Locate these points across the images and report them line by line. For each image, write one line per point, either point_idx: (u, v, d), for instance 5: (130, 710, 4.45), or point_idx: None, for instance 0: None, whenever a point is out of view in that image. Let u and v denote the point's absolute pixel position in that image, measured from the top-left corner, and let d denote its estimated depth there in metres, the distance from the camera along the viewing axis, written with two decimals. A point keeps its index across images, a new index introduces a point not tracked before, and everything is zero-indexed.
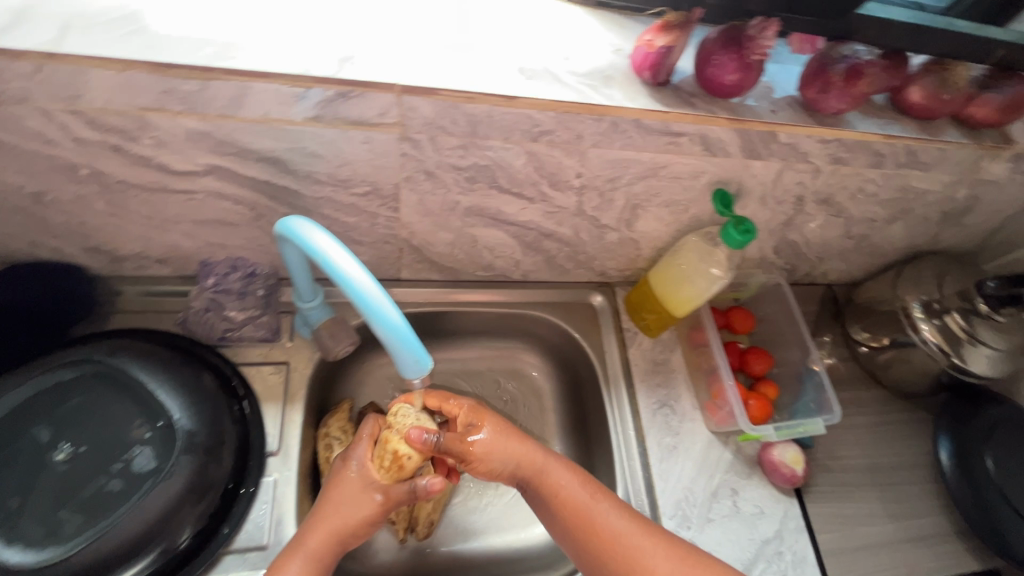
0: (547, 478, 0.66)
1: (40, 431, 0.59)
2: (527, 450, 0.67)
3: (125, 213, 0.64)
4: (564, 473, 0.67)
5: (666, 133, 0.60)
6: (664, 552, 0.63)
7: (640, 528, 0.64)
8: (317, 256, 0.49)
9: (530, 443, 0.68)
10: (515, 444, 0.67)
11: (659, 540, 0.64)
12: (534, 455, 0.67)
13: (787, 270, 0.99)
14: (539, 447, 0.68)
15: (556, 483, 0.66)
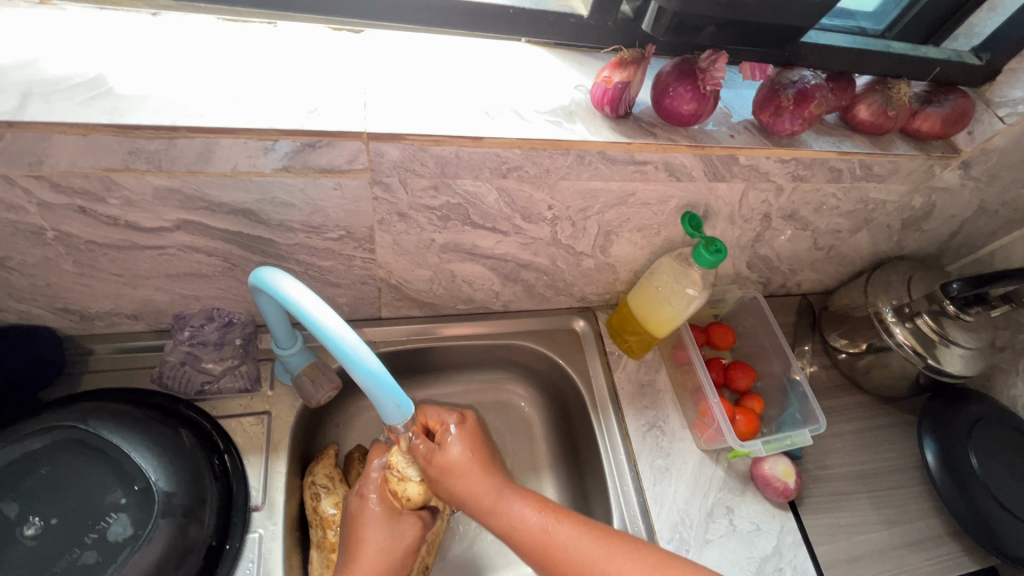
0: (504, 515, 0.62)
1: (7, 506, 0.56)
2: (483, 484, 0.64)
3: (93, 272, 0.63)
4: (519, 506, 0.63)
5: (632, 162, 0.61)
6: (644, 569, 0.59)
7: (613, 551, 0.60)
8: (292, 307, 0.48)
9: (485, 477, 0.64)
10: (466, 478, 0.64)
11: (638, 560, 0.59)
12: (486, 491, 0.63)
13: (762, 283, 1.01)
14: (491, 481, 0.64)
15: (513, 518, 0.62)
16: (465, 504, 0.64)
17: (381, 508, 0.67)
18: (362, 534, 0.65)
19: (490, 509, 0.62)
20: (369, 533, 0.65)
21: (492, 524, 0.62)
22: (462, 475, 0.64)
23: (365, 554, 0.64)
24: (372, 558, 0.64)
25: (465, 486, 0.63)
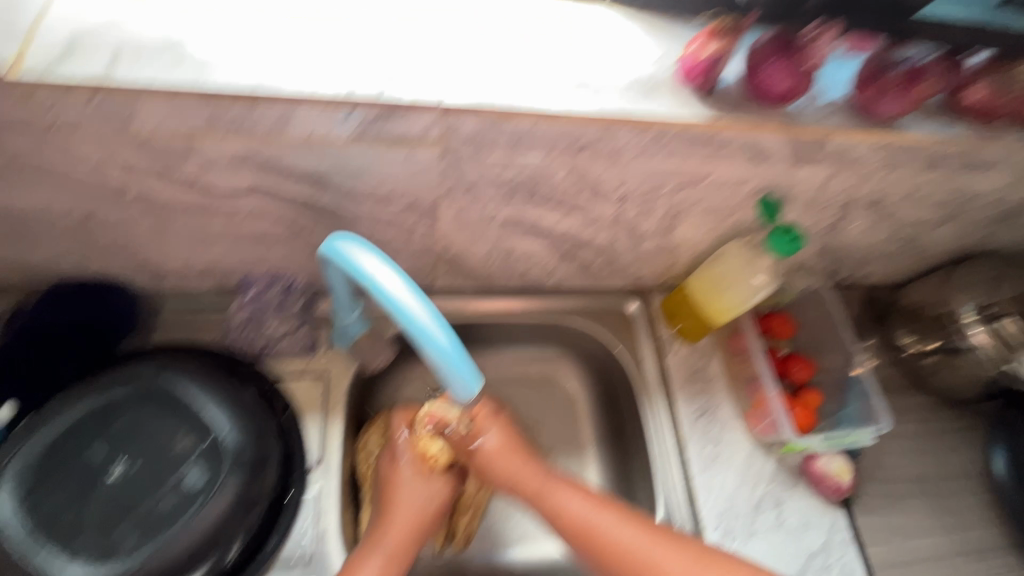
0: (548, 497, 0.64)
1: (97, 448, 0.60)
2: (528, 470, 0.66)
3: (168, 233, 0.65)
4: (562, 490, 0.64)
5: (713, 142, 0.58)
6: (683, 560, 0.57)
7: (650, 537, 0.59)
8: (364, 279, 0.48)
9: (531, 464, 0.67)
10: (511, 464, 0.67)
11: (677, 547, 0.58)
12: (532, 475, 0.66)
13: (828, 273, 0.96)
14: (539, 467, 0.67)
15: (557, 501, 0.63)
16: (512, 487, 0.67)
17: (412, 470, 0.69)
18: (395, 493, 0.67)
19: (535, 491, 0.65)
20: (404, 493, 0.67)
21: (537, 505, 0.64)
22: (506, 458, 0.68)
23: (400, 513, 0.65)
24: (406, 517, 0.65)
25: (512, 471, 0.67)
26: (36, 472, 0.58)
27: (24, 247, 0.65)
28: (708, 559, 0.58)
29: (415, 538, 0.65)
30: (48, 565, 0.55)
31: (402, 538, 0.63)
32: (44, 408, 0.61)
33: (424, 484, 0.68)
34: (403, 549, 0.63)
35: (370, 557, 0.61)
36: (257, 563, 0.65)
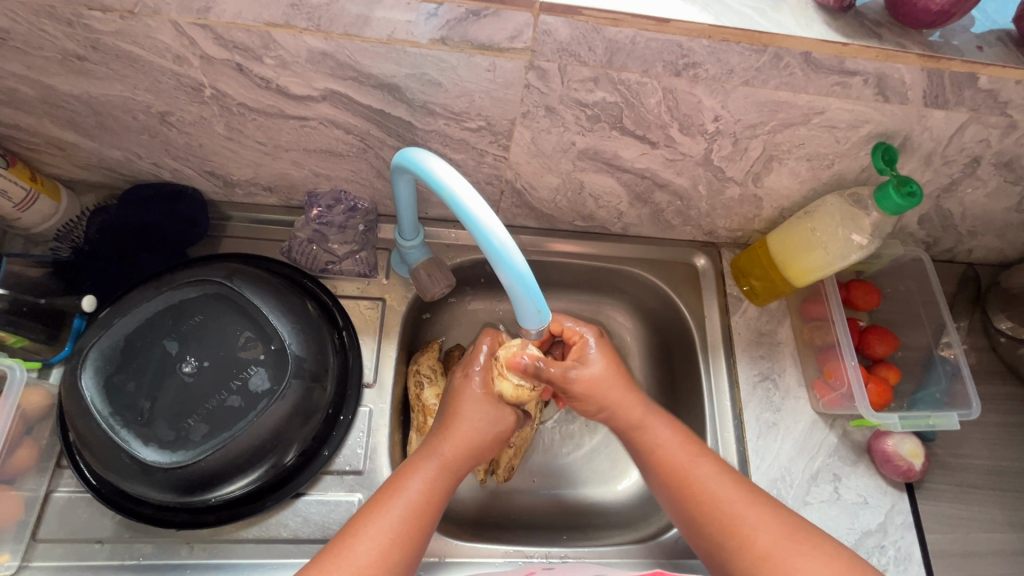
0: (648, 432, 0.67)
1: (169, 343, 0.62)
2: (632, 403, 0.69)
3: (241, 137, 0.64)
4: (664, 429, 0.67)
5: (837, 69, 0.52)
6: (771, 521, 0.58)
7: (742, 494, 0.61)
8: (443, 192, 0.46)
9: (634, 397, 0.69)
10: (617, 391, 0.69)
11: (767, 510, 0.60)
12: (635, 408, 0.69)
13: (927, 243, 0.86)
14: (642, 401, 0.69)
15: (656, 438, 0.67)
16: (612, 415, 0.69)
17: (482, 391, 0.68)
18: (459, 410, 0.67)
19: (636, 424, 0.68)
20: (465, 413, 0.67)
21: (635, 440, 0.68)
22: (611, 386, 0.70)
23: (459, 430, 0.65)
24: (463, 436, 0.65)
25: (614, 398, 0.69)
26: (114, 359, 0.61)
27: (106, 142, 0.66)
28: (793, 529, 0.58)
29: (470, 456, 0.65)
30: (124, 445, 0.58)
31: (456, 452, 0.64)
32: (122, 301, 0.64)
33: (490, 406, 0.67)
34: (456, 461, 0.63)
35: (422, 463, 0.62)
36: (310, 469, 0.68)
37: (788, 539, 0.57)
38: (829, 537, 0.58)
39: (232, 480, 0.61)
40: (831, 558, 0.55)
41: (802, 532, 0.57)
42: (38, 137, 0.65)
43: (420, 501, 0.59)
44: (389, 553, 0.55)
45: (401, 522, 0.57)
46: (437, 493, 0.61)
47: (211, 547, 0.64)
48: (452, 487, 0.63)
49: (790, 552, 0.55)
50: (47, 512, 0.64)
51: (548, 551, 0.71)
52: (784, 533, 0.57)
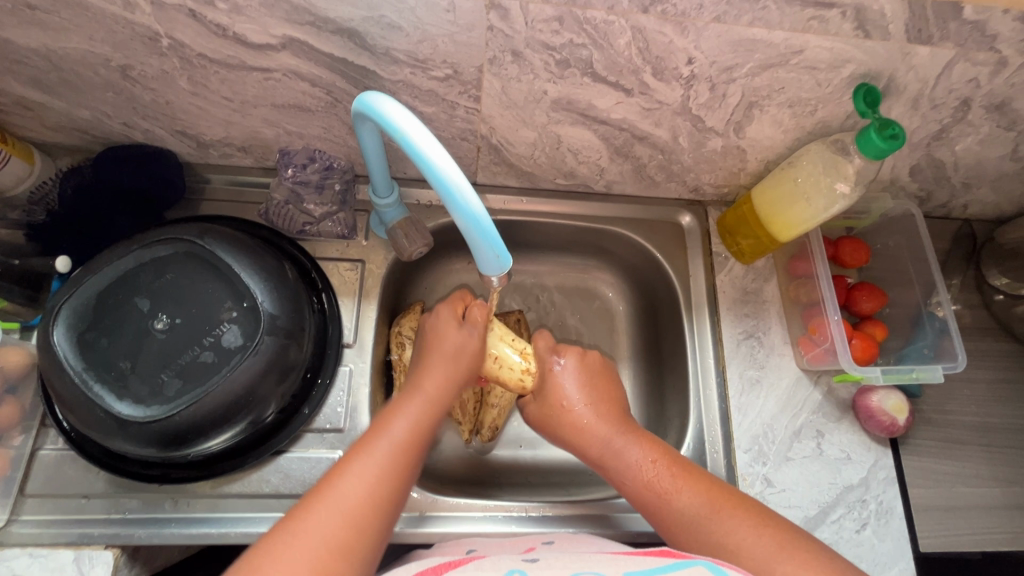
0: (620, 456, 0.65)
1: (141, 301, 0.62)
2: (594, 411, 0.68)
3: (207, 93, 0.63)
4: (635, 451, 0.65)
5: (812, 2, 0.50)
6: (754, 537, 0.55)
7: (722, 513, 0.58)
8: (396, 132, 0.44)
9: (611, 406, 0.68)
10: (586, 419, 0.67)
11: (747, 526, 0.56)
12: (593, 443, 0.67)
13: (920, 198, 0.84)
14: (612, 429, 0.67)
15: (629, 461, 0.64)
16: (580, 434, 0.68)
17: (454, 314, 0.69)
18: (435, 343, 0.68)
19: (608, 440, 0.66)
20: (437, 336, 0.68)
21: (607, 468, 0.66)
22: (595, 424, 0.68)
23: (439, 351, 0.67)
24: (447, 369, 0.66)
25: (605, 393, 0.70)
26: (87, 317, 0.61)
27: (72, 101, 0.65)
28: (779, 541, 0.54)
29: (452, 387, 0.66)
30: (99, 400, 0.58)
31: (442, 386, 0.65)
32: (95, 259, 0.64)
33: (464, 332, 0.67)
34: (440, 396, 0.65)
35: (405, 404, 0.63)
36: (290, 426, 0.68)
37: (776, 553, 0.53)
38: (819, 545, 0.54)
39: (210, 435, 0.62)
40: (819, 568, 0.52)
41: (791, 545, 0.54)
42: (4, 96, 0.64)
43: (405, 438, 0.60)
44: (378, 488, 0.55)
45: (388, 458, 0.57)
46: (420, 429, 0.62)
47: (196, 501, 0.66)
48: (435, 427, 0.64)
49: (777, 562, 0.53)
50: (34, 468, 0.66)
51: (528, 507, 0.72)
52: (774, 552, 0.53)
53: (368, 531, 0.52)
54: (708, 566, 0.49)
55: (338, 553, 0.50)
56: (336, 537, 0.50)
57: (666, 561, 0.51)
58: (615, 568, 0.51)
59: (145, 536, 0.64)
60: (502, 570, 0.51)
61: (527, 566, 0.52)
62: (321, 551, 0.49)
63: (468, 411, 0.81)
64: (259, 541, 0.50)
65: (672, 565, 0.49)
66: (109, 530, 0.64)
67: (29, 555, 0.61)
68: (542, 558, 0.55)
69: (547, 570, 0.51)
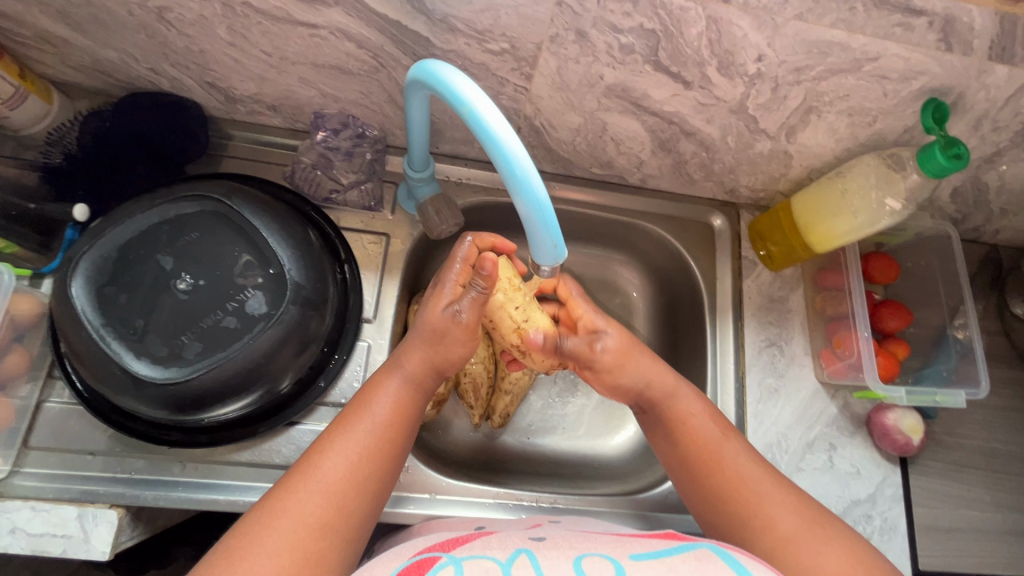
0: (679, 402, 0.64)
1: (164, 258, 0.60)
2: (659, 372, 0.65)
3: (245, 45, 0.60)
4: (698, 404, 0.64)
5: (902, 7, 0.48)
6: (794, 505, 0.55)
7: (769, 477, 0.58)
8: (463, 107, 0.41)
9: (664, 369, 0.66)
10: (651, 362, 0.66)
11: (789, 494, 0.57)
12: (672, 381, 0.65)
13: (956, 219, 0.83)
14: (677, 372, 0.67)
15: (690, 410, 0.63)
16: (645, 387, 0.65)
17: (446, 298, 0.61)
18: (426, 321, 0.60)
19: (666, 397, 0.65)
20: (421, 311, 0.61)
21: (661, 408, 0.65)
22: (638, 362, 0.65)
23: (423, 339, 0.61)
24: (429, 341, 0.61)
25: (643, 369, 0.65)
26: (106, 270, 0.59)
27: (99, 40, 0.61)
28: (816, 516, 0.55)
29: (434, 371, 0.62)
30: (115, 357, 0.56)
31: (423, 365, 0.61)
32: (116, 212, 0.61)
33: (446, 315, 0.60)
34: (421, 374, 0.61)
35: (386, 379, 0.60)
36: (304, 399, 0.67)
37: (809, 524, 0.54)
38: (844, 525, 0.55)
39: (225, 402, 0.61)
40: (849, 545, 0.52)
41: (824, 518, 0.55)
42: (26, 28, 0.60)
43: (388, 418, 0.57)
44: (359, 470, 0.53)
45: (369, 439, 0.55)
46: (403, 405, 0.59)
47: (203, 466, 0.64)
48: (419, 403, 0.61)
49: (811, 538, 0.52)
50: (39, 421, 0.64)
51: (539, 496, 0.72)
52: (814, 530, 0.53)
53: (348, 510, 0.51)
54: (712, 549, 0.46)
55: (320, 533, 0.48)
56: (316, 515, 0.49)
57: (672, 544, 0.48)
58: (620, 548, 0.48)
59: (150, 498, 0.62)
60: (508, 549, 0.47)
61: (534, 545, 0.48)
62: (302, 530, 0.48)
63: (482, 396, 0.79)
64: (240, 521, 0.48)
65: (678, 548, 0.46)
66: (114, 489, 0.62)
67: (31, 509, 0.60)
68: (548, 537, 0.51)
69: (553, 548, 0.47)
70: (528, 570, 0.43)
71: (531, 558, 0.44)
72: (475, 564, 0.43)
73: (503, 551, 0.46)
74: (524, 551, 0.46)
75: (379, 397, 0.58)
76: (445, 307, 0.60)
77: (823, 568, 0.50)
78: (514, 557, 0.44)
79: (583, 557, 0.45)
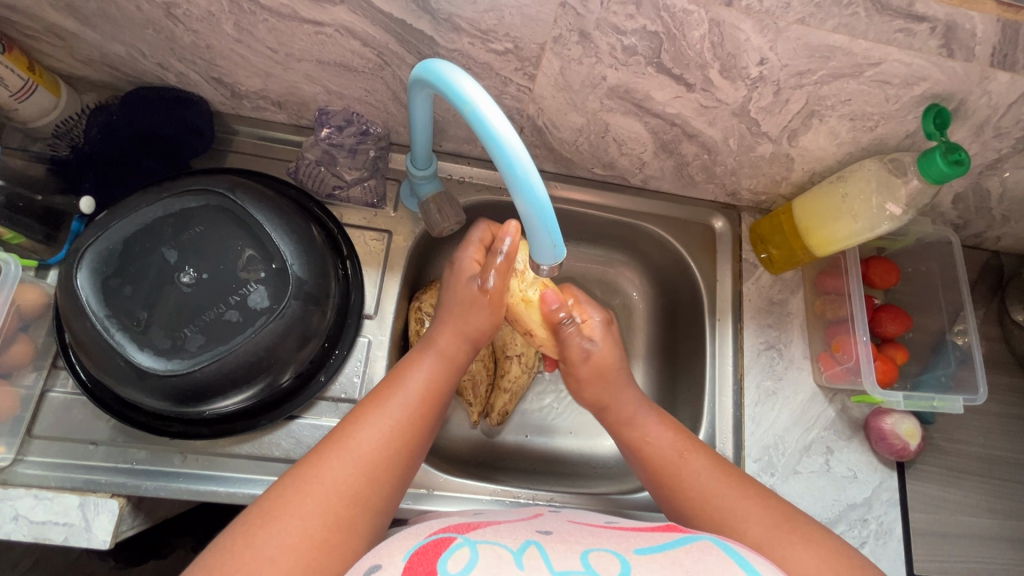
0: (639, 429, 0.66)
1: (167, 252, 0.61)
2: (626, 396, 0.68)
3: (251, 41, 0.60)
4: (654, 427, 0.65)
5: (905, 13, 0.49)
6: (762, 513, 0.55)
7: (733, 488, 0.58)
8: (465, 106, 0.41)
9: (627, 393, 0.68)
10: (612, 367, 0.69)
11: (760, 502, 0.57)
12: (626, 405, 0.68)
13: (957, 225, 0.82)
14: (635, 397, 0.68)
15: (646, 435, 0.65)
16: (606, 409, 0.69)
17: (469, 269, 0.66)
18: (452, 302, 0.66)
19: (626, 422, 0.67)
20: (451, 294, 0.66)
21: (623, 436, 0.67)
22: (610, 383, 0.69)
23: (456, 323, 0.65)
24: (456, 320, 0.65)
25: (610, 395, 0.68)
26: (111, 263, 0.60)
27: (107, 34, 0.62)
28: (785, 520, 0.54)
29: (465, 343, 0.65)
30: (118, 348, 0.57)
31: (453, 340, 0.64)
32: (122, 205, 0.62)
33: (473, 287, 0.65)
34: (454, 349, 0.64)
35: (421, 357, 0.62)
36: (305, 393, 0.67)
37: (778, 529, 0.54)
38: (823, 528, 0.54)
39: (227, 395, 0.61)
40: (823, 551, 0.51)
41: (794, 524, 0.54)
42: (35, 21, 0.60)
43: (421, 393, 0.59)
44: (393, 439, 0.55)
45: (403, 411, 0.56)
46: (436, 382, 0.61)
47: (204, 458, 0.65)
48: (451, 382, 0.63)
49: (781, 546, 0.52)
50: (43, 410, 0.65)
51: (536, 494, 0.72)
52: (788, 537, 0.53)
53: (382, 479, 0.52)
54: (714, 541, 0.46)
55: (351, 497, 0.50)
56: (348, 482, 0.50)
57: (674, 536, 0.48)
58: (626, 543, 0.48)
59: (151, 489, 0.63)
60: (518, 539, 0.47)
61: (542, 537, 0.48)
62: (334, 495, 0.49)
63: (480, 393, 0.80)
64: (270, 488, 0.50)
65: (681, 540, 0.47)
66: (115, 479, 0.63)
67: (35, 496, 0.60)
68: (556, 531, 0.51)
69: (561, 542, 0.47)
70: (536, 559, 0.43)
71: (540, 550, 0.45)
72: (488, 548, 0.44)
73: (513, 540, 0.46)
74: (533, 543, 0.46)
75: (414, 371, 0.60)
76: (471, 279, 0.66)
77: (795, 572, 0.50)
78: (524, 547, 0.45)
79: (590, 552, 0.45)
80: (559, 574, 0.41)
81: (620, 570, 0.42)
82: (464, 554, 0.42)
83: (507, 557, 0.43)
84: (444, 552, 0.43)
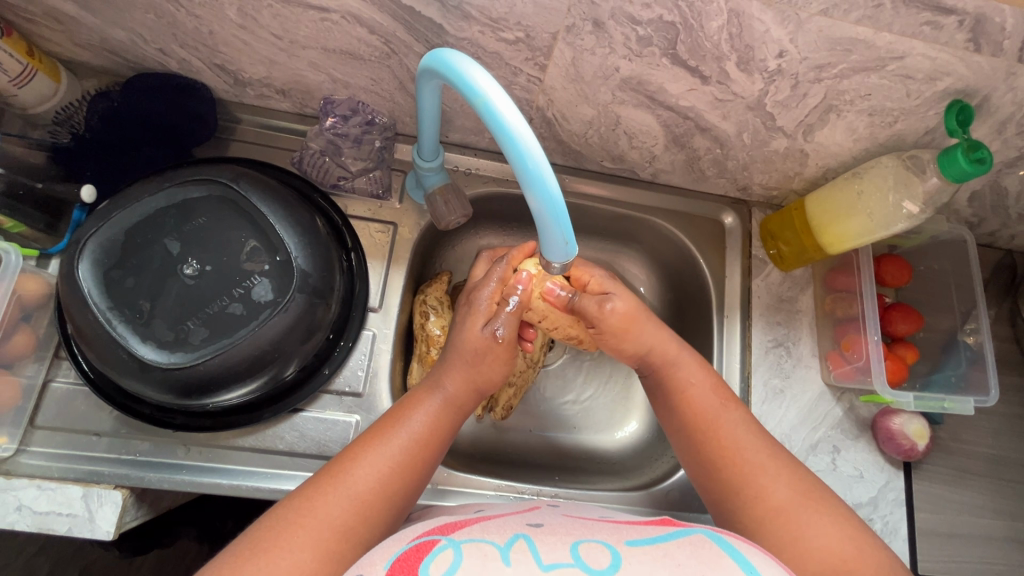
0: (681, 372, 0.64)
1: (171, 243, 0.60)
2: (663, 338, 0.65)
3: (256, 27, 0.59)
4: (697, 372, 0.63)
5: (933, 5, 0.47)
6: (790, 477, 0.56)
7: (767, 448, 0.58)
8: (476, 98, 0.40)
9: (668, 334, 0.66)
10: (653, 333, 0.65)
11: (789, 466, 0.57)
12: (670, 349, 0.65)
13: (972, 222, 0.81)
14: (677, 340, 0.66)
15: (690, 379, 0.63)
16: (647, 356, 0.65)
17: (483, 315, 0.63)
18: (461, 338, 0.62)
19: (671, 361, 0.64)
20: (459, 331, 0.63)
21: (666, 377, 0.64)
22: (644, 325, 0.65)
23: (470, 369, 0.62)
24: (470, 364, 0.62)
25: (649, 336, 0.65)
26: (112, 254, 0.59)
27: (108, 19, 0.60)
28: (811, 489, 0.55)
29: (474, 391, 0.62)
30: (120, 340, 0.57)
31: (463, 385, 0.61)
32: (123, 194, 0.61)
33: (486, 334, 0.61)
34: (462, 395, 0.61)
35: (425, 397, 0.60)
36: (310, 385, 0.66)
37: (804, 497, 0.54)
38: (838, 499, 0.56)
39: (231, 387, 0.60)
40: (845, 524, 0.53)
41: (818, 494, 0.55)
42: (35, 5, 0.59)
43: (422, 434, 0.57)
44: (389, 480, 0.54)
45: (401, 453, 0.55)
46: (439, 425, 0.59)
47: (208, 450, 0.65)
48: (453, 425, 0.61)
49: (801, 510, 0.53)
50: (45, 400, 0.64)
51: (540, 489, 0.72)
52: (812, 505, 0.53)
53: (376, 516, 0.52)
54: (707, 535, 0.45)
55: (342, 536, 0.49)
56: (341, 520, 0.50)
57: (667, 529, 0.48)
58: (617, 534, 0.47)
59: (155, 480, 0.63)
60: (506, 534, 0.47)
61: (532, 530, 0.48)
62: (326, 532, 0.48)
63: None
64: (266, 514, 0.49)
65: (674, 533, 0.46)
66: (119, 470, 0.63)
67: (37, 487, 0.60)
68: (547, 523, 0.50)
69: (551, 534, 0.47)
70: (525, 552, 0.43)
71: (528, 543, 0.44)
72: (473, 547, 0.43)
73: (500, 536, 0.46)
74: (522, 537, 0.46)
75: (417, 412, 0.59)
76: (483, 326, 0.62)
77: (812, 541, 0.51)
78: (512, 542, 0.45)
79: (581, 543, 0.44)
80: (548, 568, 0.40)
81: (611, 563, 0.42)
82: (447, 557, 0.41)
83: (494, 554, 0.42)
84: (427, 557, 0.42)
